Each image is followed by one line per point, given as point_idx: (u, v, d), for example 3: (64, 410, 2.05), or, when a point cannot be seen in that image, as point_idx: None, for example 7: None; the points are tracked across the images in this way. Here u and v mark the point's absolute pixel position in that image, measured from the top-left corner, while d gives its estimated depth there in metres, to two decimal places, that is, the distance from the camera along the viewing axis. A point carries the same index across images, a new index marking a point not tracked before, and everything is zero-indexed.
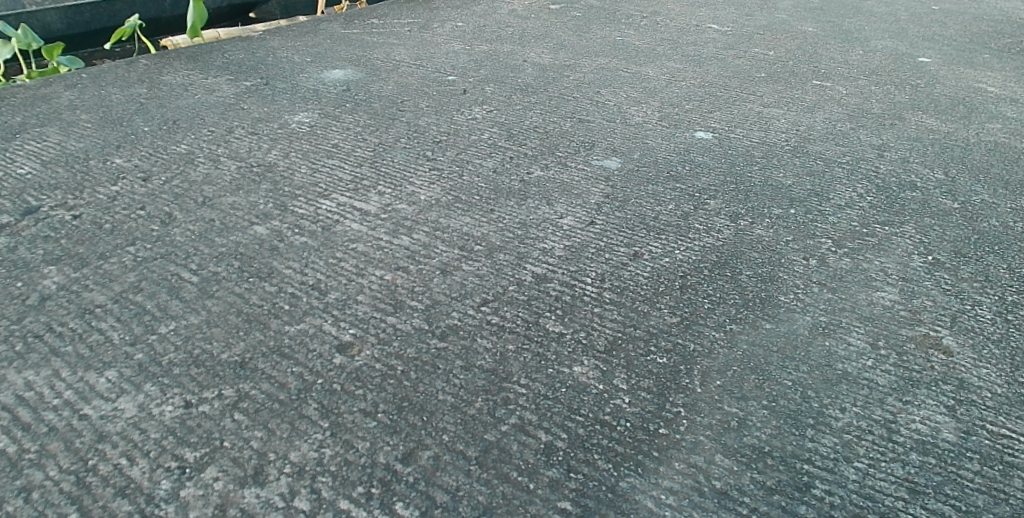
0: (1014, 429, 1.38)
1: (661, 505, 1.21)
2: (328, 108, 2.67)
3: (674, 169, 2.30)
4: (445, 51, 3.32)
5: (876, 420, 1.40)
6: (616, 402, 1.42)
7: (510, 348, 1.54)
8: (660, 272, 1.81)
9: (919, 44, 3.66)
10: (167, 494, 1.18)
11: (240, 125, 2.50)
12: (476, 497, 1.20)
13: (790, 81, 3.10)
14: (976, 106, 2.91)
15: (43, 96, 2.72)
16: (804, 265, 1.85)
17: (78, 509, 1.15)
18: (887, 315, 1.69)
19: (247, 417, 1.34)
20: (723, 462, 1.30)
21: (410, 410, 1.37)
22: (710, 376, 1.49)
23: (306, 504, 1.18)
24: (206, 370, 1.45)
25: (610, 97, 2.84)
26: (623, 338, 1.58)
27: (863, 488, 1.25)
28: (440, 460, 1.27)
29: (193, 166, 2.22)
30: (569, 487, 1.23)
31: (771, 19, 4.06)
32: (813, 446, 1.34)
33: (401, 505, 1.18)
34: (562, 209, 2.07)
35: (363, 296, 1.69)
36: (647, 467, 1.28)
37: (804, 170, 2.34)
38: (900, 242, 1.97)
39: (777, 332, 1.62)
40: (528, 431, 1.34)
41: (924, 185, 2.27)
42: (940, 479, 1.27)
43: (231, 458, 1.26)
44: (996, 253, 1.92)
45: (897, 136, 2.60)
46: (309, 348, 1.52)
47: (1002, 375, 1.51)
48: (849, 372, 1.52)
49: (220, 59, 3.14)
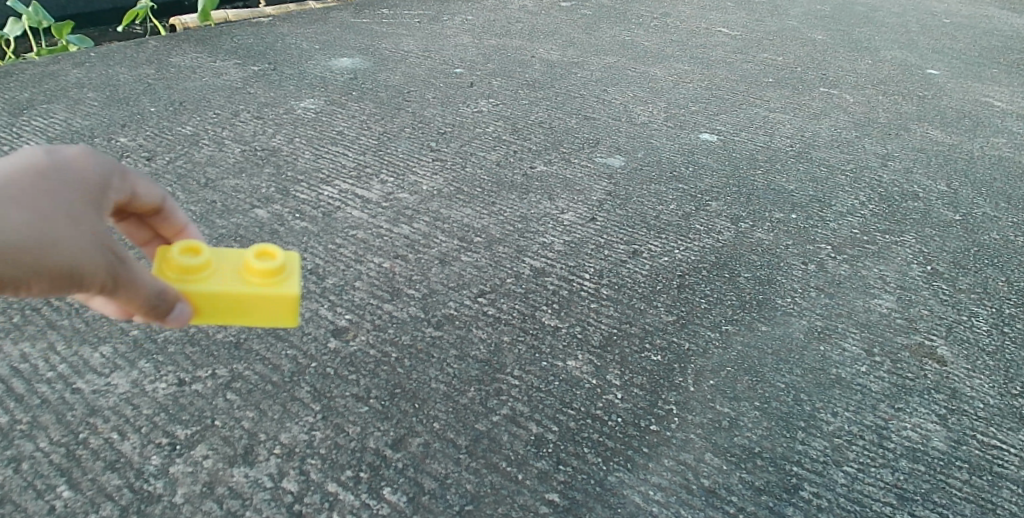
0: (1004, 439, 1.39)
1: (649, 501, 1.22)
2: (334, 96, 2.66)
3: (677, 170, 2.31)
4: (454, 44, 3.32)
5: (867, 425, 1.40)
6: (608, 397, 1.42)
7: (505, 340, 1.54)
8: (659, 271, 1.81)
9: (929, 57, 3.66)
10: (158, 470, 1.19)
11: (246, 110, 2.50)
12: (465, 485, 1.22)
13: (798, 87, 3.10)
14: (983, 120, 2.91)
15: (50, 73, 2.73)
16: (803, 270, 1.85)
17: (67, 481, 1.16)
18: (884, 322, 1.68)
19: (239, 397, 1.35)
20: (712, 461, 1.31)
21: (402, 397, 1.38)
22: (703, 375, 1.49)
23: (294, 485, 1.19)
24: (201, 349, 1.45)
25: (617, 96, 2.84)
26: (618, 334, 1.58)
27: (851, 492, 1.26)
28: (430, 448, 1.28)
29: (197, 148, 2.23)
30: (558, 480, 1.24)
31: (781, 25, 4.04)
32: (803, 449, 1.34)
33: (390, 490, 1.20)
34: (563, 204, 2.07)
35: (361, 283, 1.69)
36: (637, 463, 1.29)
37: (808, 175, 2.34)
38: (900, 250, 1.97)
39: (772, 334, 1.62)
40: (519, 422, 1.35)
41: (926, 196, 2.27)
42: (929, 486, 1.29)
43: (221, 437, 1.27)
44: (996, 266, 1.92)
45: (901, 146, 2.59)
46: (304, 331, 1.52)
47: (995, 386, 1.52)
48: (843, 377, 1.52)
49: (230, 43, 3.14)
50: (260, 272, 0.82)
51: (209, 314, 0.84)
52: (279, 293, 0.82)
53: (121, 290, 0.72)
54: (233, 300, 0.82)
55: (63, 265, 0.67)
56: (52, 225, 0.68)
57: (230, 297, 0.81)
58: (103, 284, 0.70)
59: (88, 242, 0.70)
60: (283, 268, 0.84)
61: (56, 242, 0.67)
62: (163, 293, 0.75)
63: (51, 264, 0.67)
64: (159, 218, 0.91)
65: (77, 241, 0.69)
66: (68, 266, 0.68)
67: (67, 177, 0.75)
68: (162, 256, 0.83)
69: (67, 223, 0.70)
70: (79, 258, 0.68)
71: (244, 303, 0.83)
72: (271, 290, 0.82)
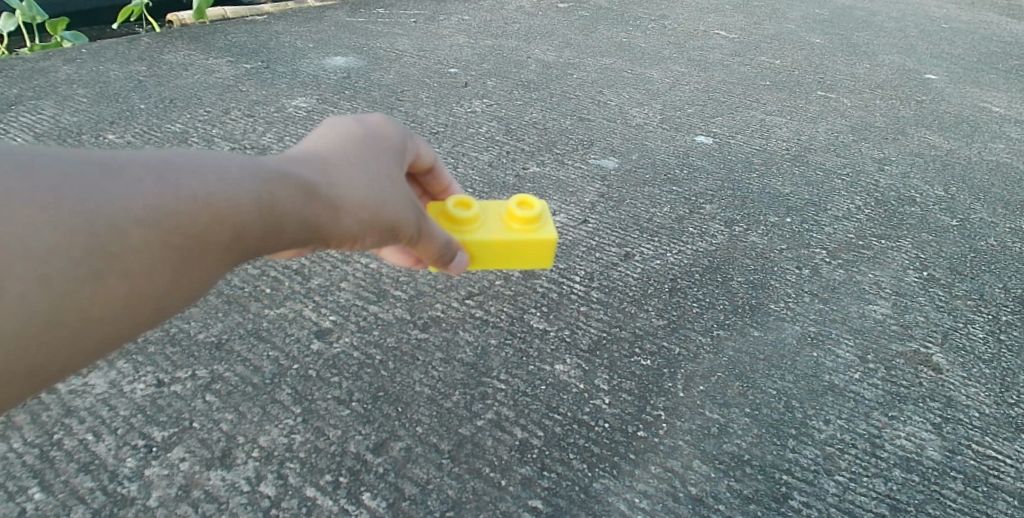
0: (1000, 450, 1.37)
1: (635, 509, 1.20)
2: (326, 94, 2.64)
3: (671, 172, 2.28)
4: (449, 44, 3.30)
5: (859, 433, 1.38)
6: (595, 402, 1.40)
7: (492, 343, 1.52)
8: (651, 274, 1.78)
9: (927, 61, 3.63)
10: (132, 473, 1.18)
11: (237, 108, 2.48)
12: (446, 491, 1.20)
13: (795, 90, 3.07)
14: (982, 125, 2.88)
15: (41, 69, 2.70)
16: (797, 274, 1.83)
17: (39, 483, 1.15)
18: (878, 328, 1.66)
19: (219, 399, 1.32)
20: (700, 468, 1.28)
21: (384, 400, 1.35)
22: (693, 381, 1.47)
23: (271, 490, 1.17)
24: (182, 350, 1.43)
25: (612, 98, 2.82)
26: (607, 339, 1.56)
27: (842, 502, 1.24)
28: (412, 453, 1.26)
29: (186, 146, 2.20)
30: (542, 486, 1.22)
31: (779, 28, 4.02)
32: (794, 457, 1.32)
33: (369, 495, 1.17)
34: (555, 206, 2.05)
35: (347, 283, 1.66)
36: (623, 469, 1.27)
37: (803, 179, 2.32)
38: (896, 256, 1.94)
39: (764, 340, 1.59)
40: (504, 427, 1.32)
41: (923, 201, 2.24)
42: (922, 497, 1.26)
43: (198, 440, 1.24)
44: (993, 273, 1.90)
45: (899, 151, 2.57)
46: (287, 332, 1.49)
47: (991, 395, 1.49)
48: (836, 384, 1.49)
49: (224, 41, 3.12)
50: (522, 222, 1.16)
51: (482, 259, 1.18)
52: (538, 237, 1.15)
53: (412, 239, 0.93)
54: (500, 245, 1.15)
55: (382, 220, 0.86)
56: (383, 187, 0.88)
57: (500, 242, 1.15)
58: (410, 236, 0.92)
59: (406, 204, 0.90)
60: (538, 217, 1.17)
61: (380, 199, 0.86)
62: (448, 245, 1.00)
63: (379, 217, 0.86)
64: (432, 177, 1.17)
65: (396, 199, 0.88)
66: (386, 221, 0.87)
67: (372, 145, 0.93)
68: (442, 211, 1.16)
69: (392, 185, 0.89)
70: (402, 215, 0.88)
71: (509, 247, 1.16)
72: (531, 236, 1.16)
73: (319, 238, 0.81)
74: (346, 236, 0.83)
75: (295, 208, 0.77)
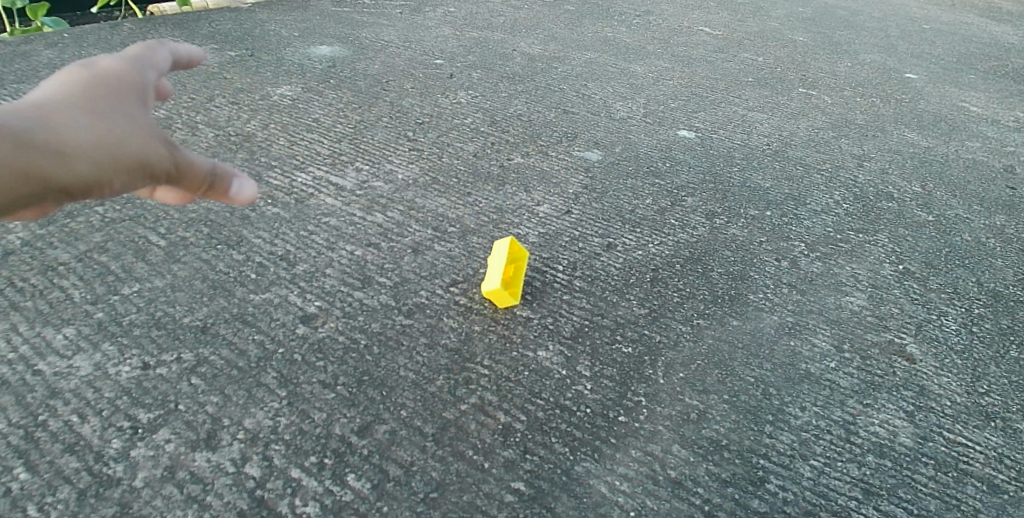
0: (970, 437, 1.41)
1: (615, 491, 1.23)
2: (311, 83, 2.64)
3: (654, 165, 2.31)
4: (435, 35, 3.30)
5: (834, 420, 1.42)
6: (578, 387, 1.42)
7: (476, 329, 1.54)
8: (633, 264, 1.81)
9: (907, 61, 3.70)
10: (118, 453, 1.18)
11: (221, 95, 2.47)
12: (430, 473, 1.21)
13: (777, 87, 3.12)
14: (958, 124, 2.94)
15: (22, 53, 2.67)
16: (776, 266, 1.86)
17: (24, 463, 1.15)
18: (854, 319, 1.70)
19: (204, 382, 1.33)
20: (679, 452, 1.31)
21: (369, 384, 1.37)
22: (674, 368, 1.50)
23: (256, 471, 1.18)
24: (167, 333, 1.43)
25: (597, 91, 2.84)
26: (589, 326, 1.58)
27: (817, 486, 1.28)
28: (397, 435, 1.27)
29: (170, 132, 2.19)
30: (524, 468, 1.24)
31: (763, 26, 4.07)
32: (771, 442, 1.35)
33: (354, 477, 1.19)
34: (539, 196, 2.06)
35: (332, 270, 1.67)
36: (604, 453, 1.29)
37: (783, 173, 2.36)
38: (873, 249, 1.98)
39: (743, 329, 1.63)
40: (488, 411, 1.34)
41: (900, 196, 2.29)
42: (894, 481, 1.30)
43: (184, 422, 1.25)
44: (966, 267, 1.95)
45: (877, 148, 2.62)
46: (272, 317, 1.50)
47: (962, 385, 1.53)
48: (812, 372, 1.53)
49: (207, 28, 3.10)
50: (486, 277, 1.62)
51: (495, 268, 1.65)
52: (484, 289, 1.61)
53: (171, 179, 0.83)
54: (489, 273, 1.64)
55: (121, 160, 0.79)
56: (112, 127, 0.80)
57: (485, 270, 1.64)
58: (169, 172, 0.83)
59: (146, 141, 0.82)
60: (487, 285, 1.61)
61: (115, 141, 0.79)
62: (216, 170, 0.85)
63: (116, 160, 0.78)
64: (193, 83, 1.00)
65: (134, 138, 0.81)
66: (126, 161, 0.79)
67: (102, 87, 0.83)
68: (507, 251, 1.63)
69: (131, 125, 0.81)
70: (146, 153, 0.81)
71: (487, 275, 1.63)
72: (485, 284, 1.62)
73: (46, 191, 0.74)
74: (84, 186, 0.76)
75: (5, 160, 0.70)
